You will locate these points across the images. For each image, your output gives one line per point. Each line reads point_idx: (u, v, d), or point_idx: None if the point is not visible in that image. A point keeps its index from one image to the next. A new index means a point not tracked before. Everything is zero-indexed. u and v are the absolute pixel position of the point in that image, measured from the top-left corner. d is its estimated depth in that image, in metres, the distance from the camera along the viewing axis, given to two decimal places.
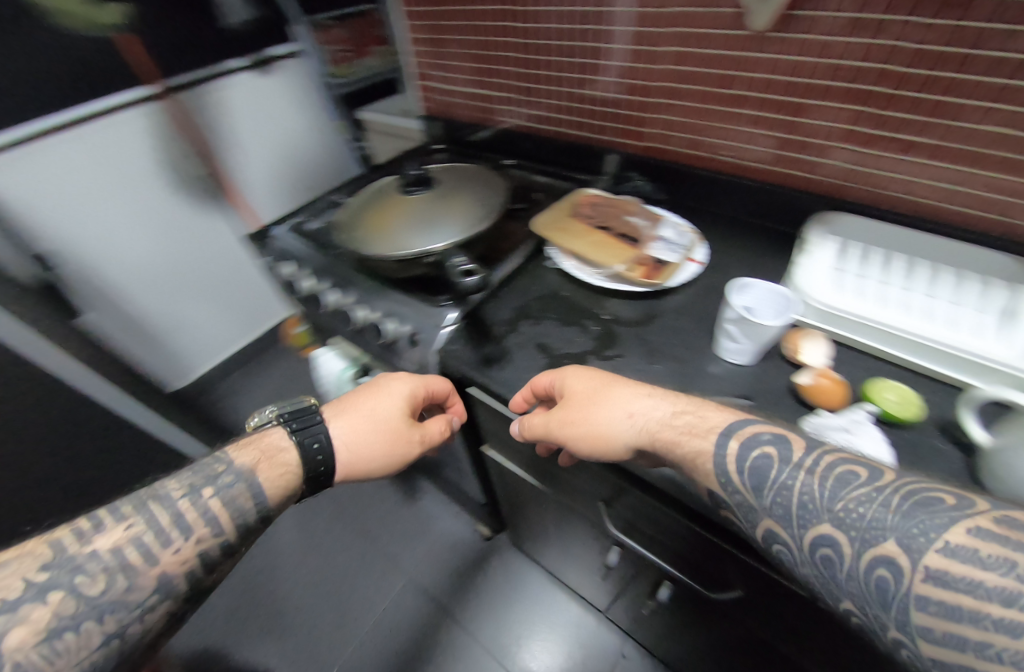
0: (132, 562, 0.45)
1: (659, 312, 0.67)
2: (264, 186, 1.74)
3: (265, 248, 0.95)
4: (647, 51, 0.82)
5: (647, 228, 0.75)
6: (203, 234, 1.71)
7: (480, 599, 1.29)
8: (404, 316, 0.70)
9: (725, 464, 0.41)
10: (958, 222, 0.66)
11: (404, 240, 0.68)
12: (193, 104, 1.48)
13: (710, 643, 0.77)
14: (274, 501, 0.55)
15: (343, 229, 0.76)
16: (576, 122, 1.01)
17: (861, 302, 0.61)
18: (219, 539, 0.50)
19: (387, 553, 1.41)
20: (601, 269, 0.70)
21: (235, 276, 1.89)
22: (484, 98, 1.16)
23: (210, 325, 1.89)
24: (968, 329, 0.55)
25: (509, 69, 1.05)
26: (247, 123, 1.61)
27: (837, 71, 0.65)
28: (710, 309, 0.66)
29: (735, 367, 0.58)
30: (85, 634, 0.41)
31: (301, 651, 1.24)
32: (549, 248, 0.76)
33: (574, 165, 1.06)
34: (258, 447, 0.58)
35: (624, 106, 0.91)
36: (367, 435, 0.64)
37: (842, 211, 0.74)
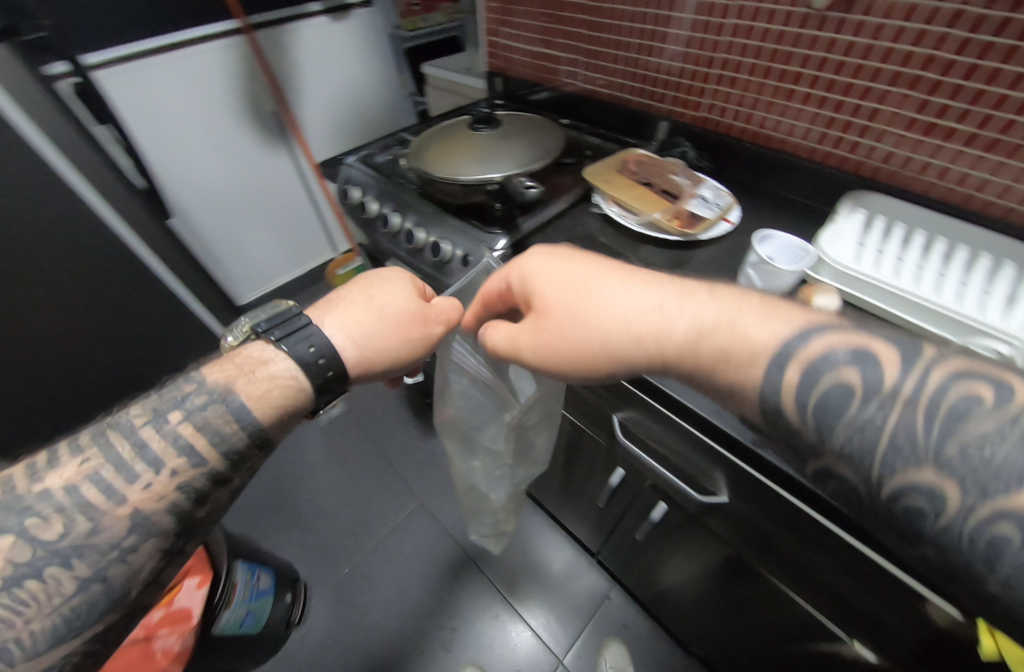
0: (92, 502, 0.35)
1: (690, 260, 0.58)
2: (189, 156, 1.20)
3: (343, 181, 0.81)
4: (667, 71, 0.76)
5: (694, 184, 0.64)
6: (229, 155, 1.28)
7: (395, 598, 1.04)
8: (412, 213, 0.69)
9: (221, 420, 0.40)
10: (920, 193, 0.61)
11: (490, 166, 0.61)
12: (142, 82, 1.05)
13: (557, 483, 0.87)
14: (263, 416, 0.41)
15: (433, 161, 0.63)
16: (623, 94, 0.84)
17: (875, 268, 0.53)
18: (198, 468, 0.39)
19: (359, 484, 1.23)
20: (689, 234, 0.58)
21: (243, 207, 1.39)
22: (604, 91, 0.87)
23: (275, 255, 1.56)
24: (979, 308, 0.48)
25: (619, 60, 0.80)
26: (316, 67, 1.33)
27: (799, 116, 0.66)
28: (585, 243, 0.61)
29: (654, 263, 0.58)
30: (50, 579, 0.33)
31: (317, 541, 1.13)
32: (607, 207, 0.63)
33: (787, 190, 0.70)
34: (231, 361, 0.44)
35: (687, 90, 0.75)
36: (265, 396, 0.42)
37: (870, 189, 0.64)
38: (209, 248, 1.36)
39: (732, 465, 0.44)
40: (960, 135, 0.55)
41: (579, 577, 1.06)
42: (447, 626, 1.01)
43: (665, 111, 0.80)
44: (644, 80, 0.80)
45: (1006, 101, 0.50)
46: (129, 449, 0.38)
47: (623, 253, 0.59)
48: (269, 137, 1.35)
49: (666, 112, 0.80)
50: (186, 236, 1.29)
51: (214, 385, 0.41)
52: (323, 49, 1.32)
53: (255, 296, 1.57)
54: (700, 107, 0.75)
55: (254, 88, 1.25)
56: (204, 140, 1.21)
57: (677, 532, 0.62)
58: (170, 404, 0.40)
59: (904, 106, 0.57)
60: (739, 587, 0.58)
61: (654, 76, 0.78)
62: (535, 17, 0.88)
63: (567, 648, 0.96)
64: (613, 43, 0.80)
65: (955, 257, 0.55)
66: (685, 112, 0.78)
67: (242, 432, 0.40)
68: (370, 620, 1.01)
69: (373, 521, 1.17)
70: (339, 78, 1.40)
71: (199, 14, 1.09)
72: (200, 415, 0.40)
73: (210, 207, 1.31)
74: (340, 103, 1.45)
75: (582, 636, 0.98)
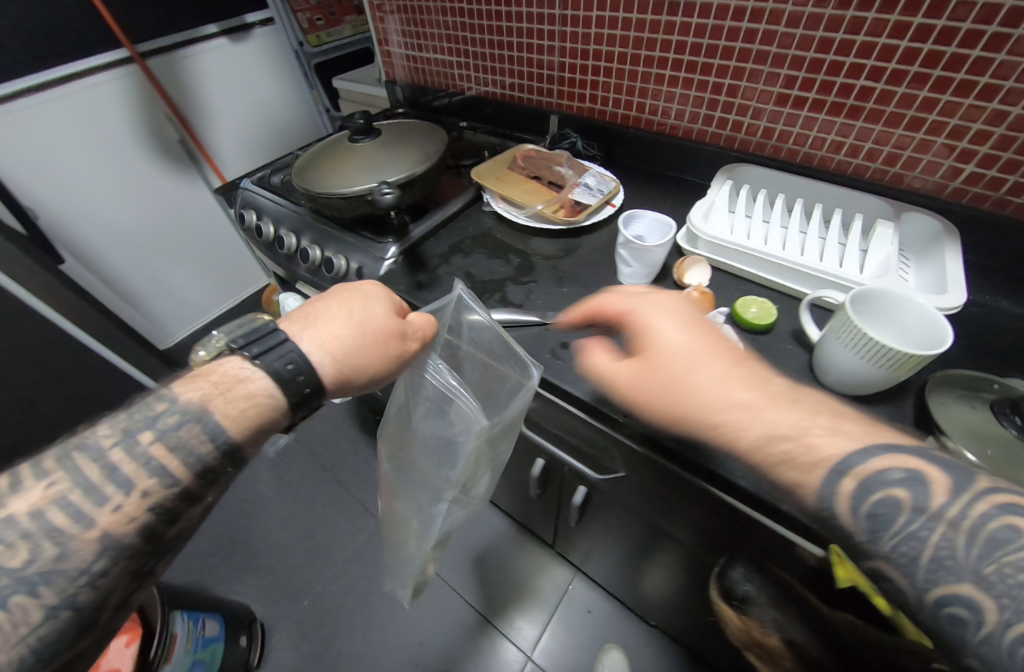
0: (59, 526, 0.30)
1: (577, 247, 0.59)
2: (94, 196, 1.11)
3: (237, 205, 0.79)
4: (550, 64, 0.78)
5: (578, 175, 0.66)
6: (141, 190, 1.20)
7: (359, 624, 1.01)
8: (307, 231, 0.68)
9: (186, 439, 0.35)
10: (803, 162, 0.64)
11: (371, 176, 0.60)
12: (25, 123, 0.95)
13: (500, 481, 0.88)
14: (239, 435, 0.37)
15: (314, 175, 0.62)
16: (515, 91, 0.86)
17: (745, 236, 0.56)
18: (174, 488, 0.34)
19: (312, 513, 1.19)
20: (573, 221, 0.60)
21: (163, 243, 1.31)
22: (498, 90, 0.88)
23: (204, 288, 1.49)
24: (838, 263, 0.52)
25: (505, 59, 0.82)
26: (223, 91, 1.26)
27: (682, 98, 0.68)
28: (478, 241, 0.61)
29: (544, 253, 0.59)
30: (16, 609, 0.28)
31: (272, 578, 1.08)
32: (496, 204, 0.64)
33: (677, 169, 0.74)
34: (208, 377, 0.38)
35: (571, 82, 0.78)
36: (234, 407, 0.37)
37: (740, 161, 0.67)
38: (124, 291, 1.28)
39: (623, 445, 0.45)
40: (809, 101, 0.59)
41: (542, 573, 1.07)
42: (415, 642, 0.99)
43: (554, 105, 0.83)
44: (531, 77, 0.82)
45: (840, 66, 0.55)
46: (99, 470, 0.32)
47: (515, 247, 0.60)
48: (180, 169, 1.27)
49: (556, 105, 0.83)
50: (93, 284, 1.19)
51: (188, 403, 0.36)
52: (230, 73, 1.26)
53: (185, 334, 1.49)
54: (586, 97, 0.78)
55: (156, 119, 1.16)
56: (109, 177, 1.12)
57: (607, 513, 0.63)
58: (142, 420, 0.35)
59: (759, 79, 0.61)
60: (659, 549, 0.61)
61: (539, 72, 0.80)
62: (420, 24, 0.89)
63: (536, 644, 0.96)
64: (496, 44, 0.81)
65: (819, 212, 0.58)
66: (574, 103, 0.80)
67: (217, 449, 0.35)
68: (335, 650, 0.98)
69: (329, 549, 1.13)
70: (250, 100, 1.33)
71: (81, 46, 1.00)
72: (176, 433, 0.35)
73: (120, 249, 1.22)
74: (256, 125, 1.38)
75: (550, 629, 0.98)
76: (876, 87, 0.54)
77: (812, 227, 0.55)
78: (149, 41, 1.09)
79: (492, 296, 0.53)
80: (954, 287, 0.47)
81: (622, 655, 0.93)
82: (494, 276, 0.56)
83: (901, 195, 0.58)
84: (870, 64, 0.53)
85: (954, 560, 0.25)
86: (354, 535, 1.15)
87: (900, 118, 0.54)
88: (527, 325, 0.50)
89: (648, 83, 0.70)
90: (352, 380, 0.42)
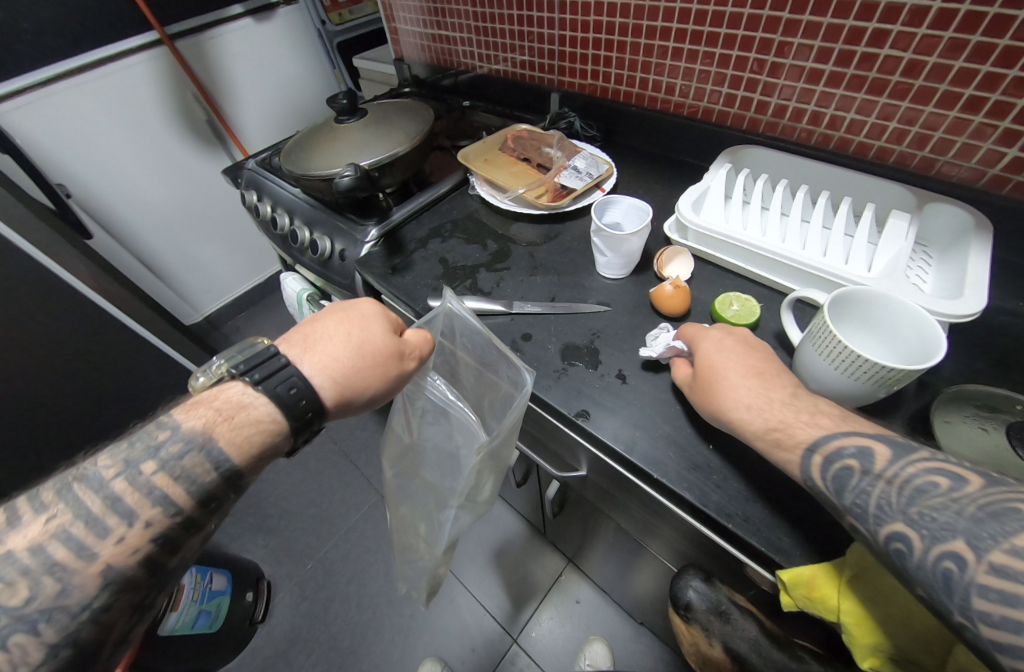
0: (61, 560, 0.29)
1: (559, 233, 0.57)
2: (128, 175, 1.18)
3: (240, 184, 0.81)
4: (551, 39, 0.74)
5: (567, 156, 0.63)
6: (172, 171, 1.26)
7: (356, 591, 1.06)
8: (299, 212, 0.69)
9: (190, 470, 0.33)
10: (821, 143, 0.59)
11: (352, 157, 0.60)
12: (63, 107, 1.02)
13: None
14: (243, 463, 0.35)
15: (299, 157, 0.62)
16: (518, 69, 0.83)
17: (742, 227, 0.52)
18: (177, 517, 0.33)
19: (318, 483, 1.25)
20: (555, 206, 0.57)
21: (193, 221, 1.38)
22: (500, 68, 0.85)
23: (231, 265, 1.56)
24: (841, 260, 0.47)
25: (506, 33, 0.79)
26: (247, 72, 1.26)
27: (690, 73, 0.63)
28: (460, 225, 0.60)
29: (523, 239, 0.57)
30: (15, 650, 0.27)
31: (280, 541, 1.15)
32: (480, 187, 0.62)
33: (681, 152, 0.69)
34: (211, 403, 0.36)
35: (573, 58, 0.74)
36: (235, 436, 0.35)
37: (748, 143, 0.63)
38: (152, 265, 1.35)
39: (581, 446, 0.44)
40: (826, 74, 0.54)
41: (534, 562, 1.06)
42: (406, 613, 1.02)
43: (555, 83, 0.79)
44: (533, 53, 0.78)
45: (862, 32, 0.49)
46: (100, 502, 0.31)
47: (494, 232, 0.58)
48: (208, 150, 1.30)
49: (557, 83, 0.79)
50: (122, 257, 1.27)
51: (191, 431, 0.34)
52: (256, 53, 1.26)
53: (214, 308, 1.58)
54: (587, 75, 0.74)
55: (184, 100, 1.19)
56: (142, 158, 1.19)
57: (581, 506, 0.62)
58: (144, 449, 0.33)
59: (774, 51, 0.55)
60: (630, 548, 0.60)
61: (541, 47, 0.76)
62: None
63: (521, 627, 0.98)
64: (497, 18, 0.78)
65: (828, 201, 0.53)
66: (577, 81, 0.76)
67: (220, 478, 0.34)
68: (332, 613, 1.03)
69: (332, 519, 1.18)
70: (274, 81, 1.33)
71: (114, 30, 1.04)
72: (179, 463, 0.33)
73: (148, 226, 1.29)
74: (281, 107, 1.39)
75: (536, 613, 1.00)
76: (904, 58, 0.48)
77: (816, 216, 0.51)
78: (177, 23, 1.11)
79: (463, 282, 0.53)
80: (972, 292, 0.42)
81: (604, 649, 0.90)
82: (469, 262, 0.55)
83: (926, 184, 0.52)
84: (896, 30, 0.47)
85: (885, 505, 0.26)
86: (356, 507, 1.20)
87: (930, 93, 0.48)
88: (493, 313, 0.49)
89: (654, 57, 0.65)
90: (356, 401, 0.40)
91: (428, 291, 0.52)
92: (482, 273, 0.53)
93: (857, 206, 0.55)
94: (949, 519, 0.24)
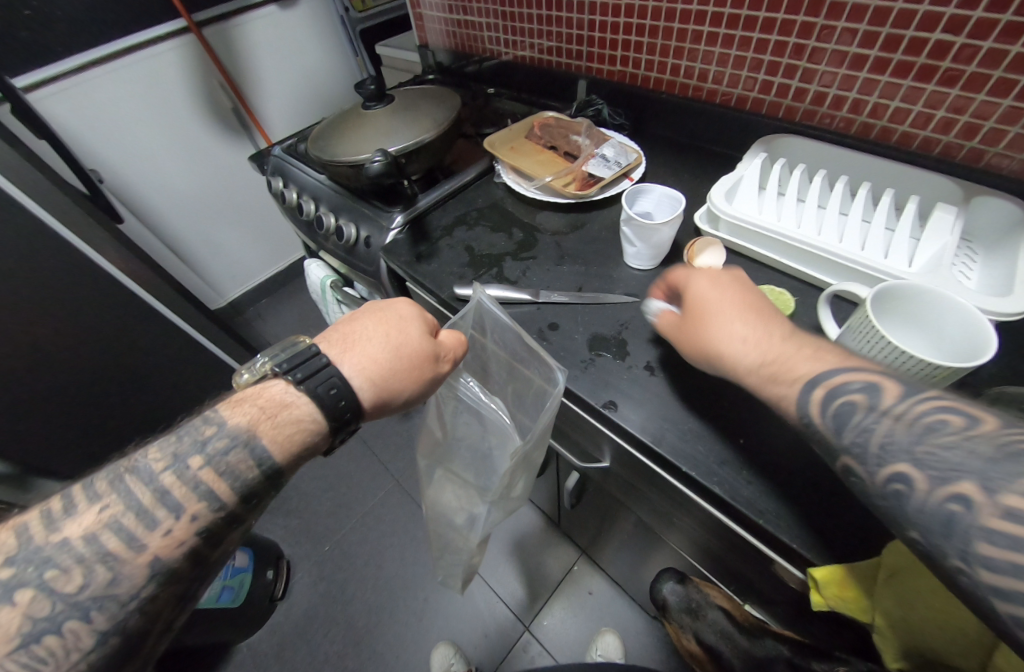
0: (113, 550, 0.30)
1: (586, 222, 0.57)
2: (154, 162, 1.20)
3: (264, 170, 0.82)
4: (580, 23, 0.72)
5: (595, 145, 0.61)
6: (198, 158, 1.28)
7: (372, 573, 1.08)
8: (324, 199, 0.69)
9: (234, 467, 0.34)
10: (861, 135, 0.57)
11: (376, 144, 0.60)
12: (93, 96, 1.04)
13: None
14: (283, 460, 0.36)
15: (323, 144, 0.63)
16: (544, 56, 0.81)
17: (775, 218, 0.50)
18: (221, 512, 0.34)
19: (337, 466, 1.28)
20: (583, 195, 0.56)
21: (216, 208, 1.40)
22: (526, 53, 0.84)
23: (253, 254, 1.59)
24: (881, 254, 0.45)
25: (534, 17, 0.77)
26: (271, 59, 1.27)
27: (724, 59, 0.61)
28: (486, 213, 0.60)
29: (550, 228, 0.56)
30: (71, 635, 0.28)
31: (299, 521, 1.18)
32: (507, 174, 0.62)
33: (713, 140, 0.68)
34: (256, 401, 0.37)
35: (602, 43, 0.72)
36: (279, 434, 0.36)
37: (783, 132, 0.61)
38: (179, 252, 1.38)
39: (611, 440, 0.43)
40: (869, 61, 0.51)
41: (547, 552, 1.07)
42: (420, 596, 1.04)
43: (583, 69, 0.78)
44: (560, 37, 0.76)
45: (912, 15, 0.46)
46: (150, 494, 0.32)
47: (522, 221, 0.58)
48: (233, 138, 1.32)
49: (585, 70, 0.78)
50: (151, 243, 1.30)
51: (236, 428, 0.35)
52: (281, 41, 1.27)
53: (237, 294, 1.62)
54: (616, 61, 0.72)
55: (209, 88, 1.20)
56: (167, 145, 1.20)
57: (600, 498, 0.62)
58: (189, 444, 0.34)
59: (815, 36, 0.53)
60: (649, 543, 0.60)
61: (569, 33, 0.75)
62: None
63: (535, 614, 0.99)
64: (524, 3, 0.76)
65: (869, 193, 0.51)
66: (605, 67, 0.75)
67: (262, 474, 0.35)
68: (349, 592, 1.06)
69: (350, 501, 1.21)
70: (297, 68, 1.33)
71: (142, 17, 1.05)
72: (224, 459, 0.34)
73: (174, 213, 1.31)
74: (304, 95, 1.40)
75: (548, 602, 1.01)
76: (954, 42, 0.45)
77: (854, 209, 0.49)
78: (205, 10, 1.12)
79: (489, 270, 0.53)
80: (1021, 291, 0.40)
81: (616, 641, 0.91)
82: (496, 250, 0.54)
83: (975, 178, 0.50)
84: (949, 13, 0.44)
85: None
86: (373, 491, 1.22)
87: (983, 80, 0.46)
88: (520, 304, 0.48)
89: (687, 43, 0.63)
90: (391, 402, 0.41)
91: (454, 280, 0.52)
92: (509, 261, 0.53)
93: (899, 199, 0.53)
94: (899, 460, 0.26)
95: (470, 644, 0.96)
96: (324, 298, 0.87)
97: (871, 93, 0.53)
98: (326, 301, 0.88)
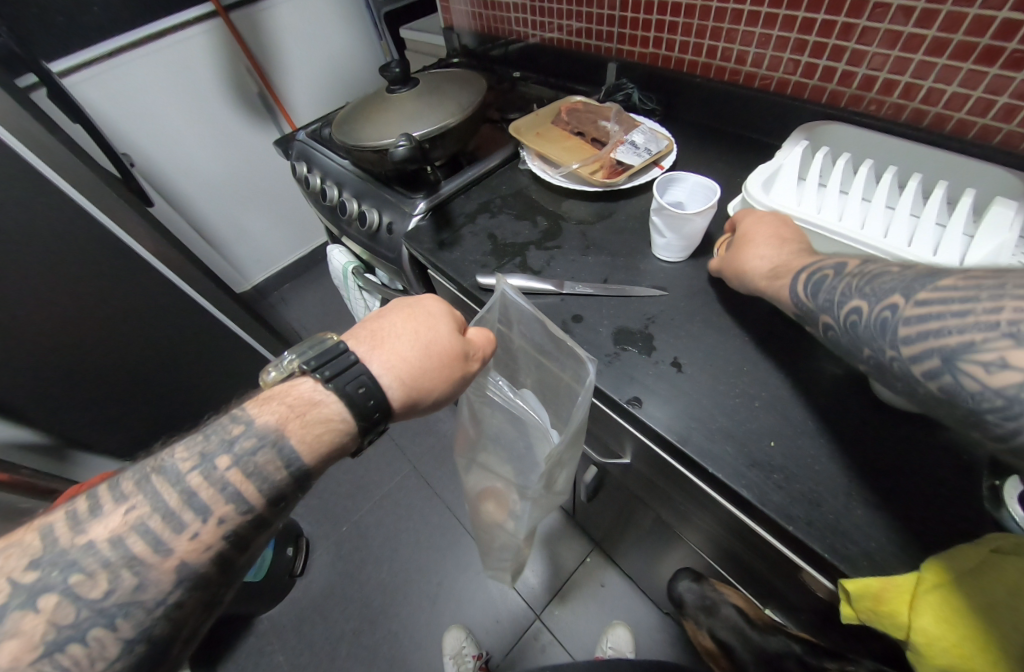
0: (138, 554, 0.31)
1: (613, 212, 0.55)
2: (180, 147, 1.22)
3: (288, 155, 0.82)
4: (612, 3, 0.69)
5: (624, 131, 0.59)
6: (225, 142, 1.29)
7: (389, 554, 1.11)
8: (347, 185, 0.69)
9: (264, 467, 0.35)
10: (912, 122, 0.53)
11: (399, 128, 0.59)
12: (123, 82, 1.05)
13: None
14: (312, 460, 0.36)
15: (345, 129, 0.62)
16: (574, 38, 0.79)
17: (815, 210, 0.48)
18: (249, 513, 0.34)
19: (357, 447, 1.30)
20: (611, 183, 0.55)
21: (242, 194, 1.42)
22: (555, 33, 0.81)
23: (277, 240, 1.61)
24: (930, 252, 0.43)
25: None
26: (296, 43, 1.27)
27: (766, 40, 0.58)
28: (509, 201, 0.58)
29: (576, 217, 0.55)
30: (94, 642, 0.29)
31: (318, 500, 1.21)
32: (534, 160, 0.60)
33: (749, 127, 0.65)
34: (284, 398, 0.37)
35: (636, 24, 0.69)
36: (310, 434, 0.36)
37: (825, 119, 0.58)
38: (206, 236, 1.42)
39: (636, 441, 0.42)
40: (925, 42, 0.47)
41: (560, 542, 1.07)
42: (434, 580, 1.06)
43: (614, 52, 0.75)
44: (591, 18, 0.74)
45: None
46: (177, 495, 0.33)
47: (547, 209, 0.57)
48: (258, 124, 1.33)
49: (615, 52, 0.75)
50: (178, 227, 1.33)
51: (263, 427, 0.36)
52: (307, 24, 1.26)
53: (261, 278, 1.65)
54: (650, 43, 0.69)
55: (236, 73, 1.20)
56: (195, 130, 1.22)
57: (619, 493, 0.61)
58: (218, 443, 0.35)
59: (866, 15, 0.49)
60: (666, 541, 0.59)
61: (600, 14, 0.72)
62: None
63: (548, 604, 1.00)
64: None
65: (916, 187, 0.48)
66: (638, 49, 0.72)
67: (290, 475, 0.35)
68: (366, 571, 1.09)
69: (369, 483, 1.23)
70: (322, 52, 1.33)
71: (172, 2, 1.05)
72: (252, 459, 0.35)
73: (201, 199, 1.34)
74: (329, 79, 1.39)
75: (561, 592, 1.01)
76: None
77: (899, 204, 0.46)
78: None
79: (513, 259, 0.52)
80: None
81: (627, 634, 0.91)
82: (519, 239, 0.53)
83: None
84: None
85: None
86: (391, 475, 1.24)
87: None
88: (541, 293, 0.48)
89: (727, 23, 0.60)
90: (420, 401, 0.40)
91: (477, 270, 0.51)
92: (532, 249, 0.52)
93: (951, 192, 0.49)
94: None
95: (482, 628, 0.98)
96: (346, 284, 0.88)
97: (927, 75, 0.49)
98: (348, 287, 0.88)
